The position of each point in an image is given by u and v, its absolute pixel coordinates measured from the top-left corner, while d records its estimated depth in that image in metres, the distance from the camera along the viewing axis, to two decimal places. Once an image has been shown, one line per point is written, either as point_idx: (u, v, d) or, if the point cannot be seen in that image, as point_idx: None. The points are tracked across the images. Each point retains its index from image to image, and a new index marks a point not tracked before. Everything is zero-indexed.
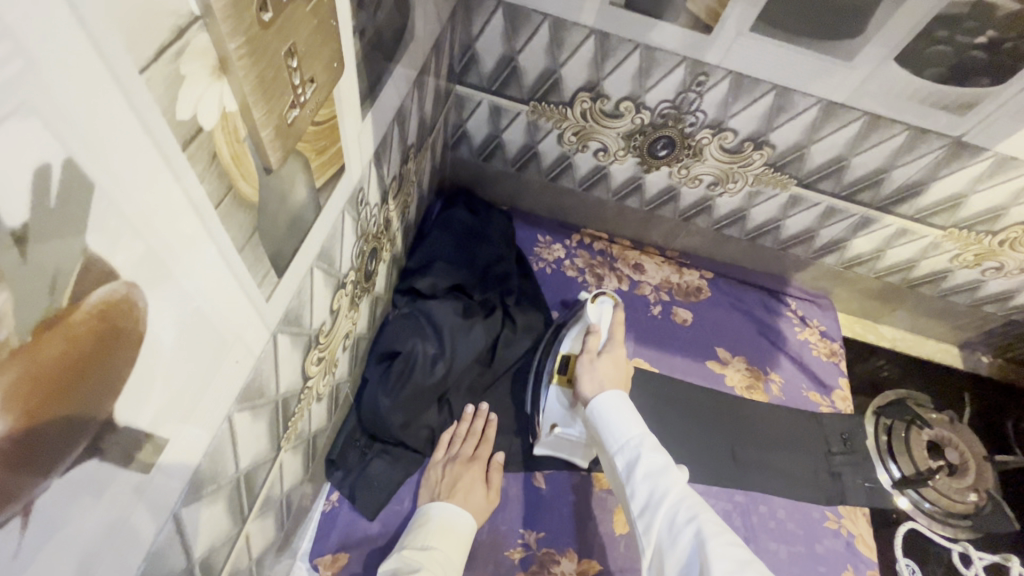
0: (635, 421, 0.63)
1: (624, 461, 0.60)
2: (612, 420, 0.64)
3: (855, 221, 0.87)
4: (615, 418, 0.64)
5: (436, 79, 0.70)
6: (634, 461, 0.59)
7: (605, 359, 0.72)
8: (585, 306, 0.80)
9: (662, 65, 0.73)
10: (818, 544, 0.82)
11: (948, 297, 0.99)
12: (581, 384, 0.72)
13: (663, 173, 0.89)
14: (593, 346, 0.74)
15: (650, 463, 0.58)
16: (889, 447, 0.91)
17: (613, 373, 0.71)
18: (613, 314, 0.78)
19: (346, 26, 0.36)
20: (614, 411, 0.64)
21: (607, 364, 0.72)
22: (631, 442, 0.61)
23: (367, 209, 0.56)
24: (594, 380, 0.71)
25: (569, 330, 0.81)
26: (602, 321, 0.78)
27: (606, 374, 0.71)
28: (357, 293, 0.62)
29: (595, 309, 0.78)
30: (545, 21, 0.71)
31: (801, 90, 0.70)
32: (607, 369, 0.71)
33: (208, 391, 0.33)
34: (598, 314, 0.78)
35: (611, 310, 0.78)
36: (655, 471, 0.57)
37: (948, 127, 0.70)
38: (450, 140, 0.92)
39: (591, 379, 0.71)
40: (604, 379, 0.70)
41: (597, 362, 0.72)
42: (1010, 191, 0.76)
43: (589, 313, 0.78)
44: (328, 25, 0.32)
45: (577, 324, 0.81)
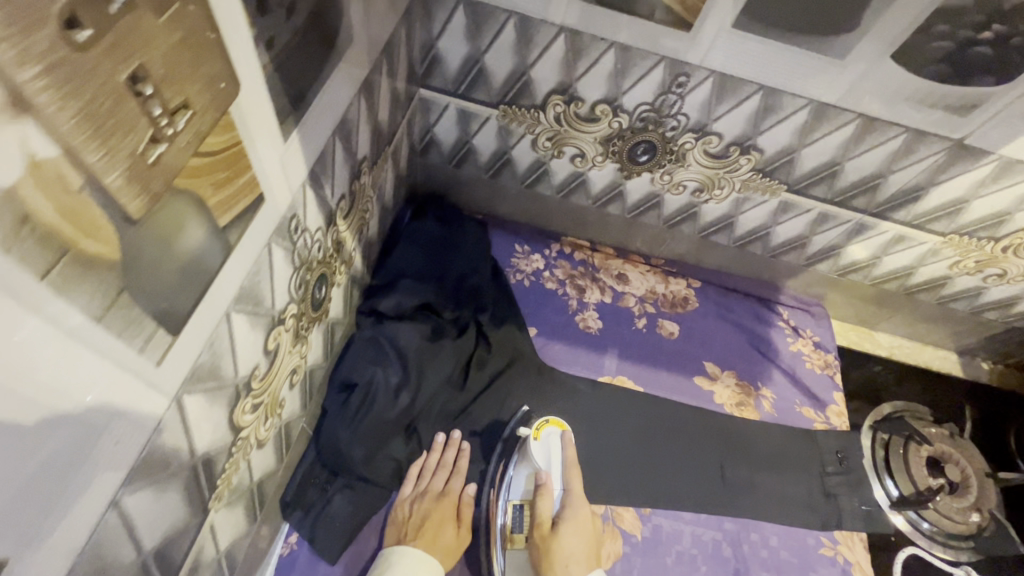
0: None
1: None
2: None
3: (850, 227, 0.82)
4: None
5: (392, 84, 0.64)
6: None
7: (567, 525, 0.68)
8: (529, 443, 0.73)
9: (640, 65, 0.66)
10: (812, 573, 0.78)
11: (947, 303, 0.94)
12: (546, 567, 0.65)
13: (645, 179, 0.83)
14: (547, 513, 0.69)
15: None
16: (887, 465, 0.87)
17: (578, 546, 0.66)
18: (562, 449, 0.73)
19: (240, 34, 0.30)
20: None
21: (569, 534, 0.67)
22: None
23: (307, 234, 0.50)
24: (562, 560, 0.65)
25: (512, 477, 0.73)
26: (551, 466, 0.72)
27: (571, 549, 0.66)
28: (303, 325, 0.56)
29: (542, 449, 0.73)
30: (511, 19, 0.65)
31: (790, 91, 0.65)
32: (570, 539, 0.67)
33: (73, 485, 0.27)
34: (546, 455, 0.73)
35: (558, 441, 0.74)
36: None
37: (949, 129, 0.64)
38: (418, 146, 0.86)
39: (556, 558, 0.65)
40: (569, 553, 0.66)
41: (557, 538, 0.67)
42: (1015, 196, 0.71)
43: (537, 457, 0.73)
44: (202, 37, 0.26)
45: (523, 468, 0.73)
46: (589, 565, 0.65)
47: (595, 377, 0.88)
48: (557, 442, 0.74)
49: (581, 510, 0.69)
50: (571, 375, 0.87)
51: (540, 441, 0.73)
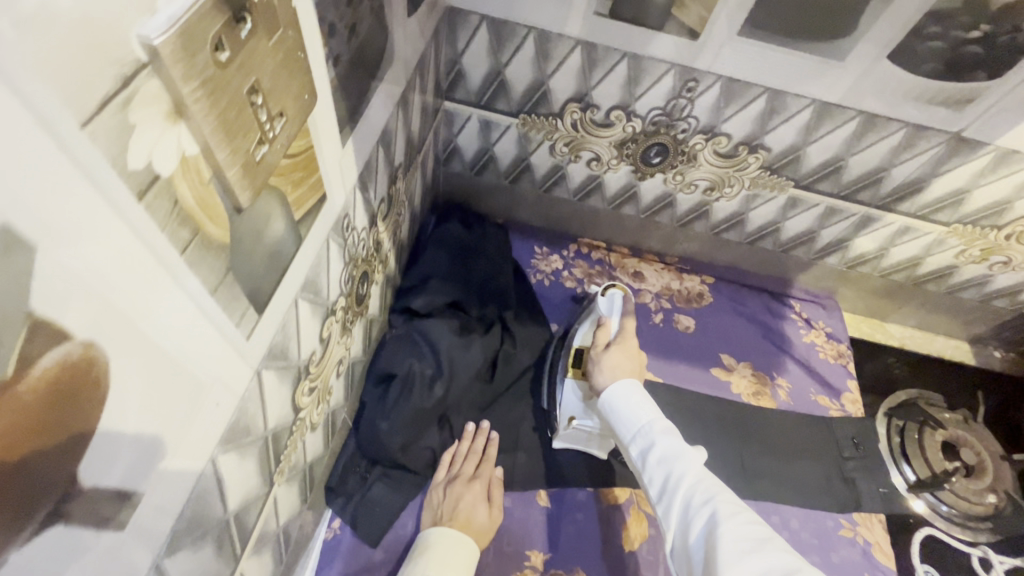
0: (645, 407, 0.65)
1: (639, 449, 0.62)
2: (629, 402, 0.66)
3: (856, 220, 0.86)
4: (630, 405, 0.65)
5: (422, 97, 0.70)
6: (648, 448, 0.61)
7: (614, 347, 0.72)
8: (598, 300, 0.80)
9: (651, 73, 0.71)
10: (833, 553, 0.80)
11: (956, 293, 0.96)
12: (593, 366, 0.72)
13: (658, 180, 0.87)
14: (601, 339, 0.74)
15: (664, 447, 0.60)
16: (903, 450, 0.89)
17: (625, 363, 0.71)
18: (624, 305, 0.78)
19: (317, 54, 0.35)
20: (623, 400, 0.66)
21: (617, 354, 0.71)
22: (645, 428, 0.63)
23: (355, 234, 0.55)
24: (603, 368, 0.71)
25: (580, 326, 0.81)
26: (613, 312, 0.77)
27: (615, 363, 0.70)
28: (348, 318, 0.61)
29: (606, 302, 0.78)
30: (530, 34, 0.70)
31: (793, 92, 0.69)
32: (617, 358, 0.71)
33: (189, 440, 0.32)
34: (610, 305, 0.78)
35: (621, 300, 0.78)
36: (671, 454, 0.59)
37: (947, 124, 0.68)
38: (442, 155, 0.92)
39: (600, 364, 0.71)
40: (614, 365, 0.70)
41: (606, 354, 0.72)
42: (1014, 185, 0.74)
43: (600, 306, 0.78)
44: (295, 57, 0.31)
45: (588, 320, 0.81)
46: (630, 377, 0.69)
47: None
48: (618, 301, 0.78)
49: (632, 342, 0.73)
50: None
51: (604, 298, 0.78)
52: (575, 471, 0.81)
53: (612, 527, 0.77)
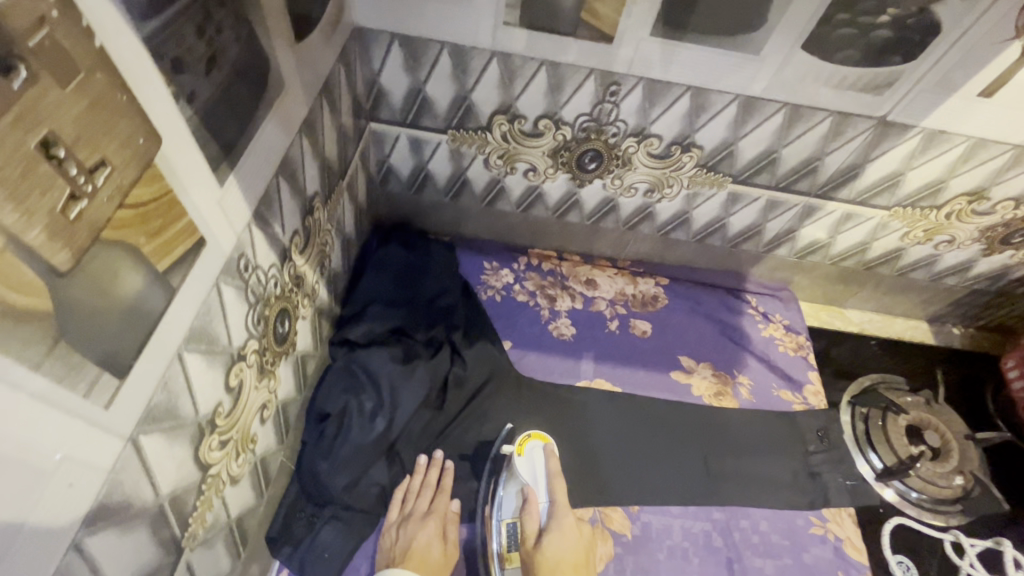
0: None
1: None
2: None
3: (798, 211, 0.85)
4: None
5: (336, 122, 0.67)
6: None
7: (552, 535, 0.67)
8: (514, 459, 0.74)
9: (572, 80, 0.70)
10: (805, 553, 0.79)
11: (908, 274, 0.96)
12: (537, 572, 0.65)
13: (597, 186, 0.86)
14: (534, 528, 0.69)
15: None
16: (868, 437, 0.88)
17: (568, 552, 0.66)
18: (546, 463, 0.74)
19: (157, 94, 0.32)
20: None
21: (556, 541, 0.67)
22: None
23: (260, 271, 0.52)
24: (549, 575, 0.64)
25: (502, 495, 0.73)
26: (537, 479, 0.73)
27: (563, 563, 0.65)
28: (267, 360, 0.57)
29: (526, 464, 0.73)
30: (444, 49, 0.68)
31: (715, 88, 0.68)
32: (557, 548, 0.66)
33: (27, 531, 0.29)
34: (531, 469, 0.73)
35: (541, 455, 0.74)
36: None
37: (870, 109, 0.68)
38: (376, 177, 0.89)
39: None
40: (560, 562, 0.65)
41: (546, 548, 0.66)
42: (946, 165, 0.74)
43: (522, 469, 0.73)
44: (110, 100, 0.28)
45: (512, 486, 0.74)
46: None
47: (572, 383, 0.89)
48: (541, 453, 0.74)
49: (567, 518, 0.69)
50: (549, 382, 0.89)
51: (524, 456, 0.73)
52: None
53: None
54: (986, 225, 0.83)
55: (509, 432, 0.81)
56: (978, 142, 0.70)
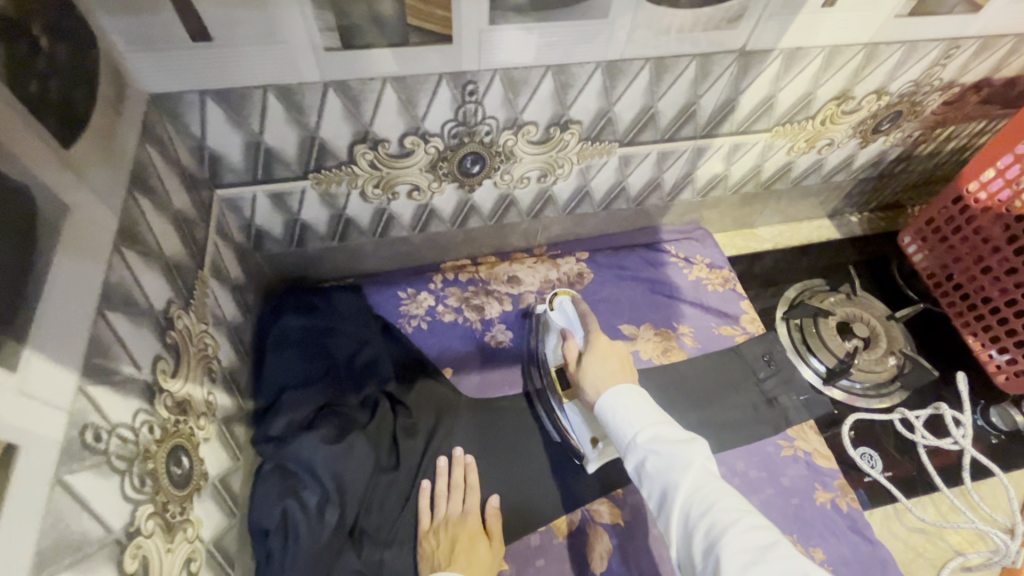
0: (645, 409, 0.60)
1: (632, 461, 0.57)
2: (621, 406, 0.61)
3: (689, 155, 0.84)
4: (617, 412, 0.61)
5: (167, 210, 0.56)
6: (642, 458, 0.56)
7: (584, 356, 0.70)
8: (548, 315, 0.80)
9: (423, 90, 0.63)
10: (783, 477, 0.81)
11: (802, 183, 0.98)
12: (581, 382, 0.68)
13: (488, 186, 0.80)
14: (574, 353, 0.72)
15: (655, 458, 0.55)
16: (807, 347, 0.92)
17: (604, 363, 0.68)
18: (575, 309, 0.79)
19: None
20: (615, 403, 0.61)
21: (591, 356, 0.69)
22: (632, 443, 0.58)
23: (121, 429, 0.43)
24: (589, 381, 0.67)
25: (548, 346, 0.79)
26: (572, 323, 0.77)
27: (600, 370, 0.67)
28: (175, 510, 0.49)
29: (559, 314, 0.79)
30: (268, 92, 0.59)
31: (573, 62, 0.64)
32: (594, 365, 0.68)
33: None
34: (565, 317, 0.79)
35: (570, 305, 0.80)
36: (664, 465, 0.54)
37: (728, 44, 0.66)
38: (249, 244, 0.78)
39: (587, 374, 0.68)
40: (595, 375, 0.67)
41: (582, 366, 0.69)
42: (810, 77, 0.74)
43: (555, 318, 0.79)
44: None
45: (553, 335, 0.79)
46: (615, 378, 0.65)
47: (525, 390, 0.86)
48: (569, 305, 0.79)
49: (599, 342, 0.71)
50: (501, 397, 0.84)
51: (555, 309, 0.79)
52: (521, 515, 0.75)
53: (575, 558, 0.73)
54: (857, 121, 0.85)
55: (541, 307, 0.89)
56: (833, 50, 0.71)
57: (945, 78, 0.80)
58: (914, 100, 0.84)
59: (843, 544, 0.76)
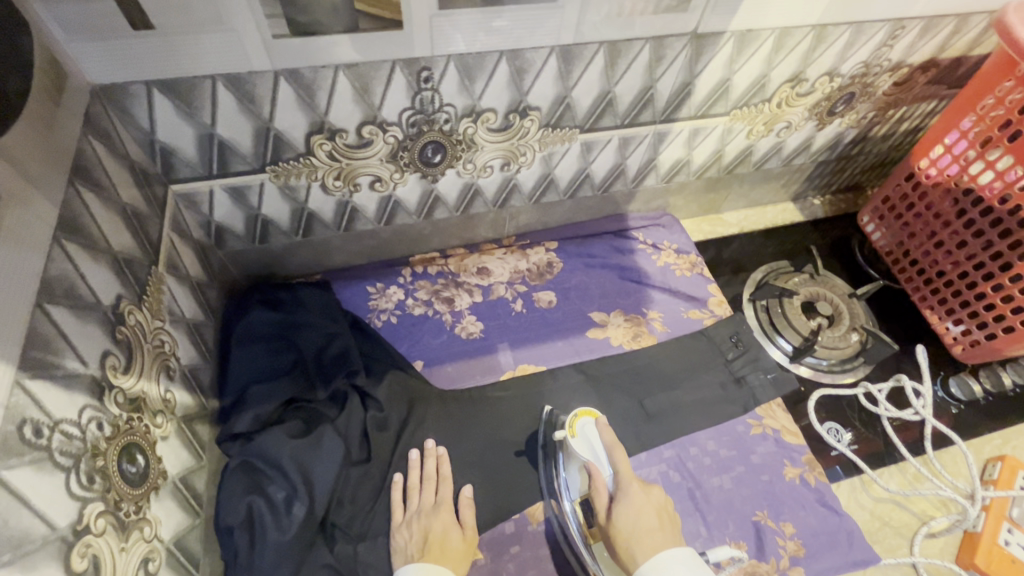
0: None
1: None
2: None
3: (650, 141, 0.85)
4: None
5: (115, 204, 0.55)
6: None
7: (620, 505, 0.65)
8: (569, 442, 0.71)
9: (377, 77, 0.62)
10: (753, 454, 0.83)
11: (764, 166, 1.00)
12: (614, 539, 0.64)
13: (451, 176, 0.80)
14: (607, 498, 0.67)
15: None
16: (775, 327, 0.93)
17: (642, 521, 0.64)
18: (600, 435, 0.70)
19: None
20: None
21: (627, 511, 0.65)
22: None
23: (65, 424, 0.42)
24: (626, 539, 0.63)
25: (571, 477, 0.73)
26: (597, 454, 0.69)
27: (639, 532, 0.63)
28: (130, 510, 0.48)
29: (582, 444, 0.70)
30: (217, 82, 0.58)
31: (527, 46, 0.64)
32: (630, 518, 0.64)
33: None
34: (589, 447, 0.70)
35: (594, 430, 0.71)
36: None
37: (680, 26, 0.67)
38: (209, 241, 0.77)
39: (624, 537, 0.63)
40: (635, 534, 0.63)
41: (619, 520, 0.65)
42: (763, 60, 0.76)
43: (578, 450, 0.70)
44: None
45: (575, 466, 0.73)
46: (656, 542, 0.61)
47: (496, 379, 0.86)
48: (594, 433, 0.70)
49: (633, 488, 0.66)
50: (472, 386, 0.84)
51: (577, 437, 0.70)
52: (494, 503, 0.75)
53: (551, 542, 0.74)
54: (812, 103, 0.87)
55: (550, 416, 0.80)
56: (782, 31, 0.72)
57: (893, 58, 0.83)
58: (865, 82, 0.86)
59: (812, 516, 0.78)
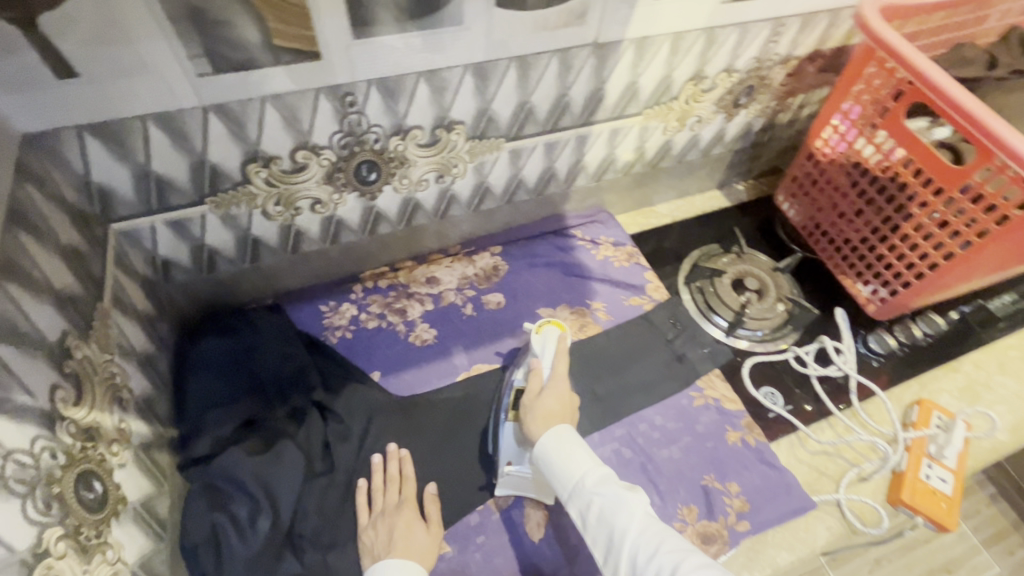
0: (588, 455, 0.68)
1: (580, 506, 0.65)
2: (569, 451, 0.67)
3: (574, 143, 0.91)
4: (563, 456, 0.67)
5: (55, 245, 0.57)
6: (589, 504, 0.64)
7: (546, 394, 0.72)
8: (531, 336, 0.77)
9: (304, 106, 0.67)
10: (697, 424, 0.89)
11: (685, 159, 1.08)
12: (528, 418, 0.72)
13: (389, 192, 0.84)
14: (538, 385, 0.74)
15: (601, 501, 0.64)
16: (709, 304, 1.01)
17: (557, 410, 0.71)
18: (557, 342, 0.76)
19: None
20: (562, 449, 0.68)
21: (550, 400, 0.72)
22: (579, 486, 0.65)
23: (18, 455, 0.44)
24: (536, 422, 0.71)
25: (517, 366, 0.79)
26: (545, 356, 0.75)
27: (549, 417, 0.71)
28: (89, 535, 0.50)
29: (540, 342, 0.76)
30: (147, 122, 0.61)
31: (442, 67, 0.69)
32: (551, 404, 0.71)
33: None
34: (542, 346, 0.76)
35: (554, 337, 0.76)
36: (614, 509, 0.63)
37: (581, 38, 0.74)
38: (156, 275, 0.79)
39: (539, 415, 0.71)
40: (547, 415, 0.71)
41: (540, 400, 0.72)
42: (663, 62, 0.83)
43: (534, 346, 0.76)
44: None
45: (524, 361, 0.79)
46: (561, 422, 0.70)
47: (452, 382, 0.89)
48: (553, 340, 0.75)
49: (564, 385, 0.73)
50: (430, 391, 0.88)
51: (539, 336, 0.76)
52: (458, 497, 0.79)
53: (515, 529, 0.78)
54: (717, 97, 0.95)
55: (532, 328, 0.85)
56: (676, 36, 0.80)
57: (782, 52, 0.92)
58: (761, 74, 0.95)
59: (755, 474, 0.84)
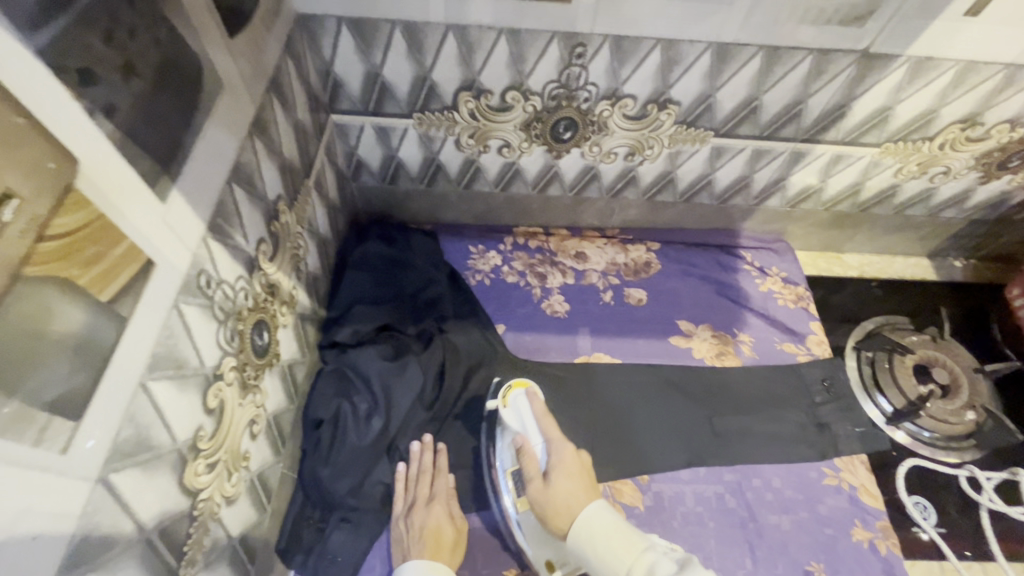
0: (626, 538, 0.52)
1: None
2: (599, 547, 0.53)
3: (786, 158, 0.81)
4: (601, 552, 0.52)
5: (291, 119, 0.63)
6: None
7: (552, 470, 0.61)
8: (501, 413, 0.69)
9: (533, 46, 0.66)
10: (821, 505, 0.78)
11: (904, 212, 0.93)
12: (544, 515, 0.59)
13: (575, 155, 0.82)
14: (535, 467, 0.63)
15: None
16: (877, 382, 0.87)
17: (566, 488, 0.59)
18: (530, 406, 0.67)
19: (73, 120, 0.31)
20: (598, 539, 0.53)
21: (557, 478, 0.60)
22: None
23: (225, 285, 0.49)
24: (555, 510, 0.58)
25: (502, 448, 0.70)
26: (527, 426, 0.66)
27: (563, 495, 0.58)
28: (249, 375, 0.55)
29: (511, 414, 0.67)
30: (395, 28, 0.64)
31: (685, 38, 0.64)
32: (562, 485, 0.59)
33: None
34: (518, 417, 0.67)
35: (525, 400, 0.68)
36: None
37: (850, 42, 0.64)
38: (348, 172, 0.85)
39: (552, 503, 0.58)
40: (564, 495, 0.58)
41: (548, 486, 0.59)
42: (936, 93, 0.70)
43: (509, 420, 0.67)
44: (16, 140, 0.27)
45: (508, 438, 0.69)
46: (586, 498, 0.57)
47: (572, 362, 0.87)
48: (523, 401, 0.67)
49: (562, 449, 0.63)
50: (547, 362, 0.86)
51: (508, 408, 0.67)
52: None
53: None
54: (982, 151, 0.79)
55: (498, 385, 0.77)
56: (968, 64, 0.67)
57: None
58: None
59: None
